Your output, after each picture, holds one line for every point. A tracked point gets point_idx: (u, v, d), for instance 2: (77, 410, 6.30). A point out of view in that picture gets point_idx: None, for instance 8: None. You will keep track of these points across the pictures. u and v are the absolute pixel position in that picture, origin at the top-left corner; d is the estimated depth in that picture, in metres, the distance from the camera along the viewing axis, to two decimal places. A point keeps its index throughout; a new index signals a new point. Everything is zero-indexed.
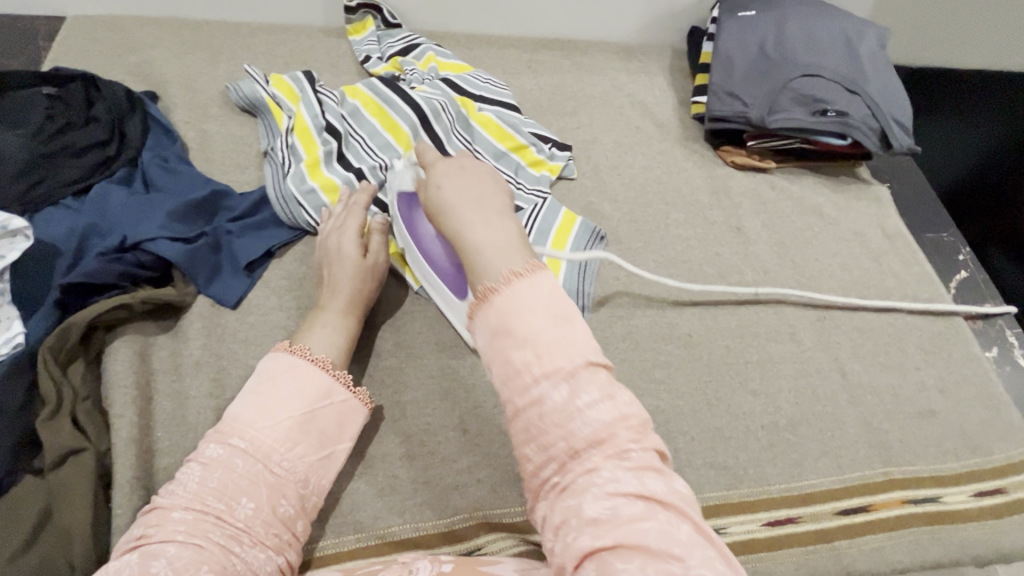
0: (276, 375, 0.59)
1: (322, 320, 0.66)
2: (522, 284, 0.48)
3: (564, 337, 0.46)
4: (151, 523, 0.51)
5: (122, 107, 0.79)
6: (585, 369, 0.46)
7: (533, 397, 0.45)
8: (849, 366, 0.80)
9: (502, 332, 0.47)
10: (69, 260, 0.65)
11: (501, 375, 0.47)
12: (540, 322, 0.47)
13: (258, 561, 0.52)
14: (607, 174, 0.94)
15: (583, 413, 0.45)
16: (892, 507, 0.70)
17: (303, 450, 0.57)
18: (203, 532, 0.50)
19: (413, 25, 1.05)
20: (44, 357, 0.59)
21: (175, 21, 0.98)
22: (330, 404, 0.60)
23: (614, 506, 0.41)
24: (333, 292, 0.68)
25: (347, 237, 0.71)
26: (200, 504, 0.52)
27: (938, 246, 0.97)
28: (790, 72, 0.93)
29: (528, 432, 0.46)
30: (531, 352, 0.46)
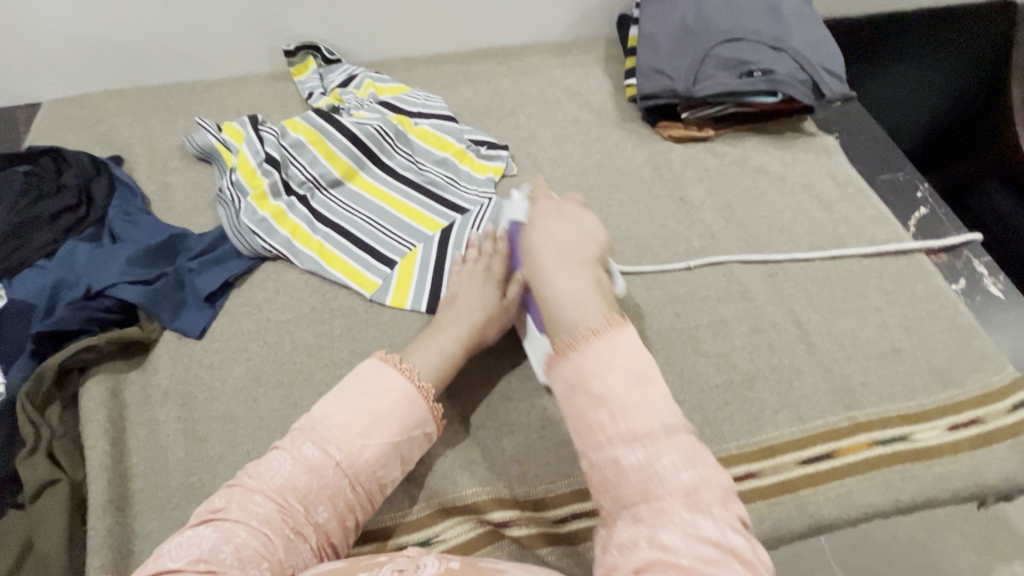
0: (394, 395, 0.59)
1: (433, 343, 0.67)
2: (600, 344, 0.49)
3: (643, 398, 0.47)
4: (232, 499, 0.53)
5: (88, 172, 0.87)
6: (664, 434, 0.46)
7: (608, 455, 0.47)
8: (805, 316, 0.79)
9: (576, 384, 0.49)
10: (42, 312, 0.71)
11: (578, 429, 0.49)
12: (620, 383, 0.47)
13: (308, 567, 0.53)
14: (547, 166, 0.97)
15: (661, 472, 0.45)
16: (858, 450, 0.68)
17: (386, 472, 0.58)
18: (277, 527, 0.51)
19: (354, 58, 1.11)
20: (21, 403, 0.64)
21: (136, 90, 1.07)
22: (420, 435, 0.60)
23: (696, 561, 0.41)
24: (458, 322, 0.70)
25: (491, 283, 0.73)
26: (284, 499, 0.53)
27: (894, 187, 0.96)
28: (713, 40, 0.94)
29: (604, 489, 0.47)
30: (607, 412, 0.47)
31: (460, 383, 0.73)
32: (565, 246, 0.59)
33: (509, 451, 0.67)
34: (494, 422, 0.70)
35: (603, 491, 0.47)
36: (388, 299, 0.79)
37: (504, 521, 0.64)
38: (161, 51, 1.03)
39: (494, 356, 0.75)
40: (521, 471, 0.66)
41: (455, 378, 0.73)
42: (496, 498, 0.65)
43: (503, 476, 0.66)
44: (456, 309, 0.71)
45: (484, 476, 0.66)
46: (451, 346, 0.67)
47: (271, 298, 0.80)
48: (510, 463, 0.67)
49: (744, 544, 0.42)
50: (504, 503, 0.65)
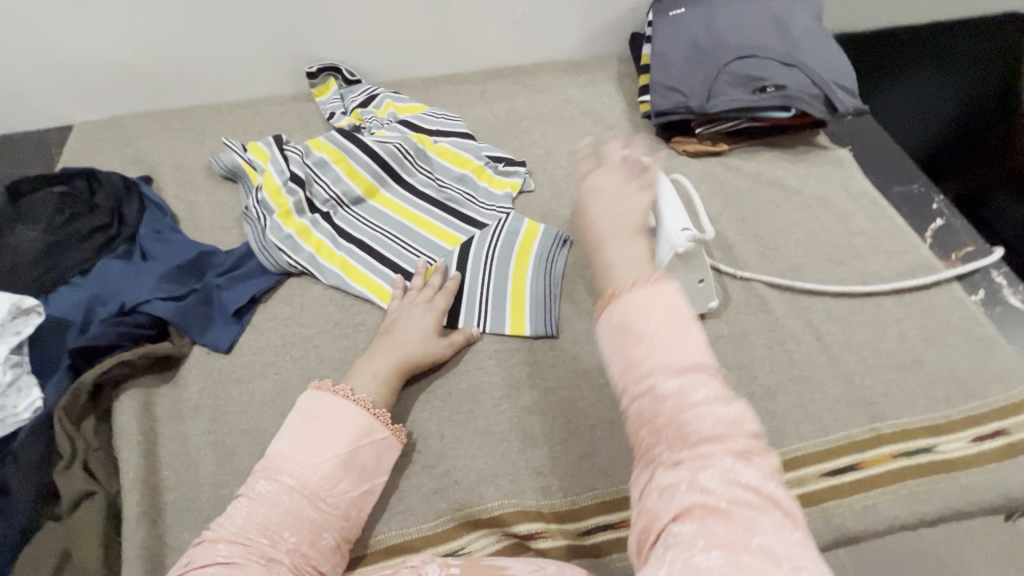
0: (332, 414, 0.62)
1: (368, 368, 0.70)
2: (643, 292, 0.45)
3: (681, 334, 0.44)
4: (196, 552, 0.53)
5: (120, 192, 0.90)
6: (701, 371, 0.42)
7: (643, 384, 0.43)
8: (824, 328, 0.79)
9: (625, 325, 0.45)
10: (77, 327, 0.73)
11: (612, 362, 0.45)
12: (657, 320, 0.44)
13: None
14: (563, 181, 0.99)
15: (694, 403, 0.41)
16: (883, 463, 0.68)
17: (346, 486, 0.60)
18: (246, 557, 0.52)
19: (373, 78, 1.14)
20: (59, 416, 0.66)
21: (164, 112, 1.10)
22: (371, 441, 0.63)
23: (738, 510, 0.37)
24: (394, 348, 0.72)
25: (431, 313, 0.76)
26: (247, 537, 0.54)
27: (909, 199, 0.96)
28: (725, 57, 0.96)
29: (637, 416, 0.43)
30: (643, 343, 0.43)
31: (483, 396, 0.74)
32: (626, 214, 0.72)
33: (533, 464, 0.68)
34: (517, 435, 0.70)
35: (635, 419, 0.43)
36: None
37: (530, 534, 0.64)
38: (188, 74, 1.07)
39: (516, 369, 0.76)
40: (545, 484, 0.67)
41: (478, 391, 0.74)
42: (521, 511, 0.65)
43: (527, 488, 0.67)
44: (395, 336, 0.73)
45: (508, 489, 0.66)
46: (389, 372, 0.70)
47: (296, 313, 0.82)
48: (534, 475, 0.67)
49: (781, 491, 0.39)
50: (530, 516, 0.65)
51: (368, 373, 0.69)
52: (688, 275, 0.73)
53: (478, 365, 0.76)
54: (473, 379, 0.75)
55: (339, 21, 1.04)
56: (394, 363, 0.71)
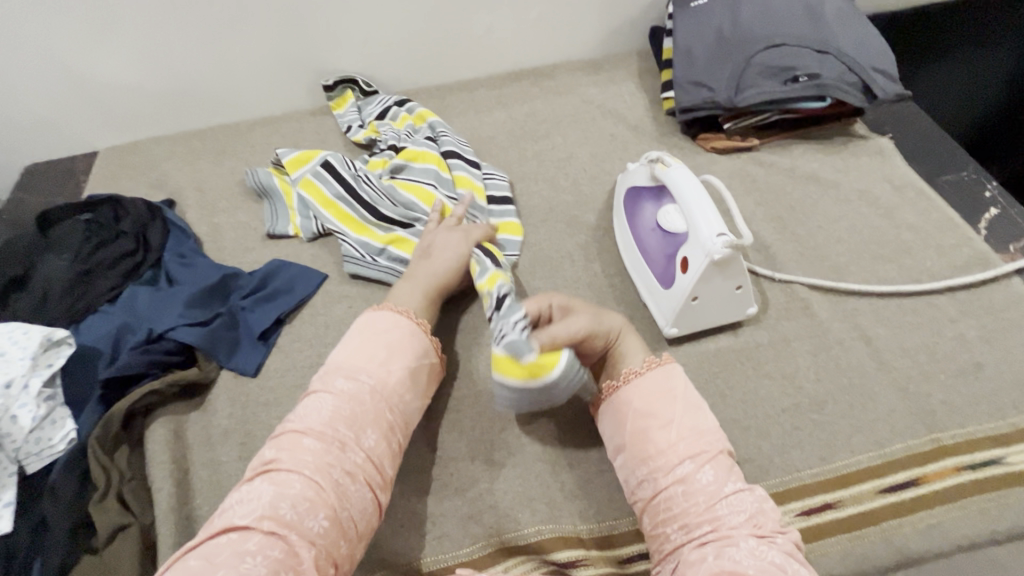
0: (398, 332, 0.66)
1: (405, 291, 0.73)
2: (659, 373, 0.64)
3: (702, 425, 0.60)
4: (282, 449, 0.57)
5: (144, 218, 0.91)
6: (722, 458, 0.59)
7: (678, 475, 0.57)
8: (872, 331, 0.74)
9: (647, 415, 0.61)
10: (107, 357, 0.73)
11: (648, 455, 0.60)
12: (683, 412, 0.61)
13: (359, 498, 0.57)
14: (587, 186, 0.96)
15: (723, 493, 0.56)
16: (946, 477, 0.64)
17: (411, 399, 0.64)
18: (327, 466, 0.56)
19: (389, 88, 1.13)
20: (93, 448, 0.66)
21: (184, 134, 1.11)
22: (430, 362, 0.68)
23: (762, 565, 0.51)
24: (429, 273, 0.75)
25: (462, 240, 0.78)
26: (331, 430, 0.58)
27: (959, 187, 0.90)
28: (753, 48, 0.91)
29: (670, 507, 0.57)
30: (673, 433, 0.60)
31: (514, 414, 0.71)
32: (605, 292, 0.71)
33: (569, 486, 0.66)
34: (551, 455, 0.68)
35: (671, 518, 0.57)
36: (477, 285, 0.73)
37: (570, 561, 0.61)
38: (206, 96, 1.07)
39: None
40: (583, 506, 0.64)
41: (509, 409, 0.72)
42: (560, 536, 0.63)
43: (564, 511, 0.64)
44: (431, 262, 0.76)
45: (544, 513, 0.64)
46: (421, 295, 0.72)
47: (322, 333, 0.81)
48: (571, 498, 0.65)
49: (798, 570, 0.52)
50: (569, 541, 0.62)
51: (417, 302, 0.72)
52: (726, 282, 0.69)
53: None
54: None
55: (353, 34, 1.03)
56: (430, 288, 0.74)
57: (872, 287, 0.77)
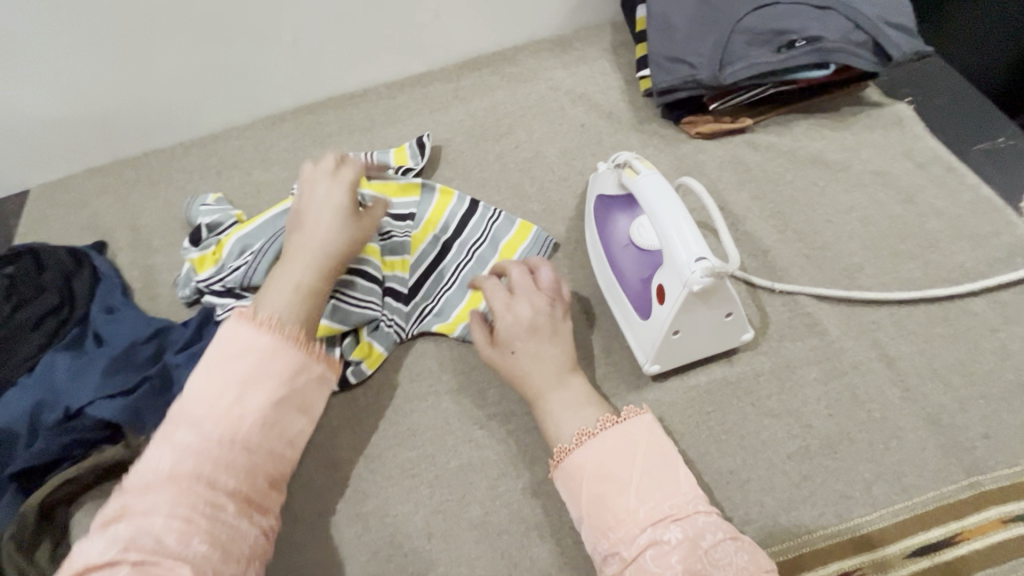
0: (257, 353, 0.51)
1: (285, 273, 0.57)
2: (618, 427, 0.54)
3: (669, 481, 0.51)
4: (172, 457, 0.46)
5: (68, 269, 0.82)
6: (696, 515, 0.49)
7: (644, 542, 0.47)
8: (895, 350, 0.63)
9: (602, 478, 0.52)
10: (25, 439, 0.66)
11: (608, 527, 0.50)
12: (644, 467, 0.51)
13: (246, 484, 0.49)
14: (556, 190, 0.84)
15: (703, 550, 0.46)
16: (988, 532, 0.53)
17: (270, 443, 0.51)
18: (191, 470, 0.46)
19: (333, 92, 1.01)
20: (7, 551, 0.59)
21: (118, 164, 1.01)
22: (319, 203, 0.61)
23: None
24: (311, 248, 0.59)
25: (339, 190, 0.62)
26: (183, 481, 0.45)
27: (995, 158, 0.76)
28: (740, 11, 0.77)
29: None
30: (633, 496, 0.50)
31: (477, 477, 0.62)
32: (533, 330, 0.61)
33: (539, 563, 0.57)
34: (519, 526, 0.59)
35: None
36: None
37: None
38: (130, 119, 0.97)
39: (515, 439, 0.64)
40: None
41: (471, 471, 0.63)
42: None
43: None
44: (306, 233, 0.60)
45: None
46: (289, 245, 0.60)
47: None
48: None
49: None
50: None
51: (303, 284, 0.57)
52: (712, 311, 0.58)
53: (471, 438, 0.65)
54: (465, 457, 0.64)
55: (281, 36, 0.90)
56: (320, 267, 0.58)
57: (893, 295, 0.65)
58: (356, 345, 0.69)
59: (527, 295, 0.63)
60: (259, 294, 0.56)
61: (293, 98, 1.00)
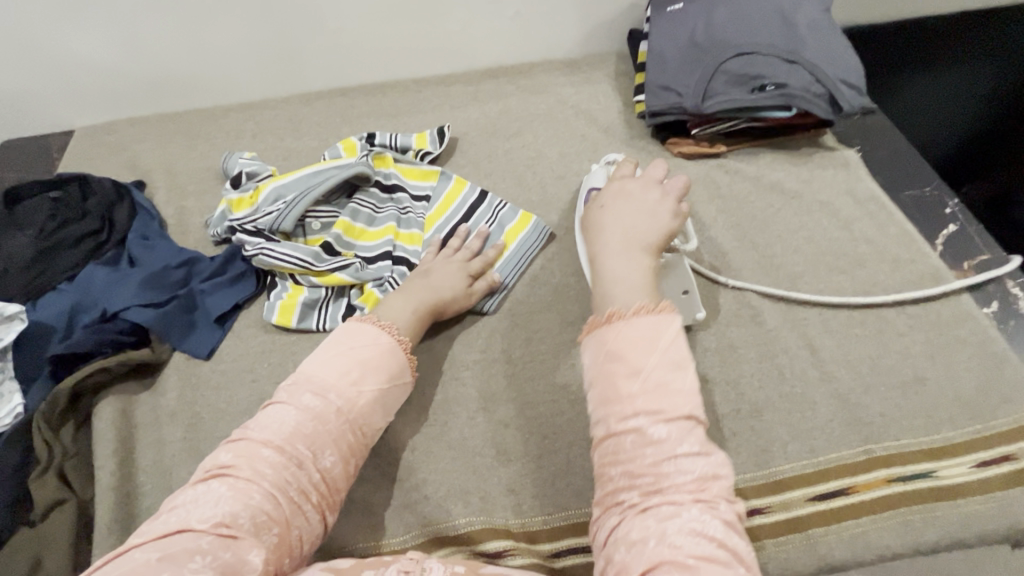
0: (383, 352, 0.64)
1: (406, 298, 0.73)
2: (649, 319, 0.51)
3: (678, 383, 0.49)
4: (311, 394, 0.58)
5: (110, 198, 0.91)
6: (686, 421, 0.48)
7: (632, 425, 0.48)
8: (819, 342, 0.75)
9: (616, 356, 0.50)
10: (60, 335, 0.74)
11: (603, 398, 0.50)
12: (658, 363, 0.49)
13: (357, 436, 0.60)
14: (553, 185, 0.96)
15: (679, 454, 0.47)
16: (875, 488, 0.64)
17: (371, 420, 0.62)
18: (322, 417, 0.57)
19: (366, 79, 1.13)
20: (37, 423, 0.66)
21: (161, 116, 1.11)
22: (446, 275, 0.77)
23: (693, 540, 0.44)
24: (432, 288, 0.74)
25: (463, 271, 0.78)
26: (310, 422, 0.57)
27: (920, 203, 0.90)
28: (724, 55, 0.91)
29: (618, 460, 0.48)
30: (638, 384, 0.49)
31: (459, 408, 0.72)
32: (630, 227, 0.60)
33: (505, 481, 0.66)
34: (490, 450, 0.69)
35: (619, 471, 0.48)
36: (275, 319, 0.79)
37: (499, 552, 0.63)
38: (179, 77, 1.07)
39: (495, 381, 0.74)
40: (516, 502, 0.65)
41: (454, 403, 0.72)
42: (492, 528, 0.64)
43: (498, 505, 0.65)
44: (429, 280, 0.75)
45: (479, 507, 0.65)
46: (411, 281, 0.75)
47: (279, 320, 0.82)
48: (505, 492, 0.66)
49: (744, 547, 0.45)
50: (500, 533, 0.63)
51: (417, 308, 0.72)
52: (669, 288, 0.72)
53: (457, 377, 0.75)
54: (450, 391, 0.73)
55: (327, 24, 1.02)
56: (431, 310, 0.73)
57: (823, 299, 0.78)
58: (361, 293, 0.81)
59: (641, 183, 0.65)
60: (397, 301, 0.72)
61: (329, 81, 1.12)
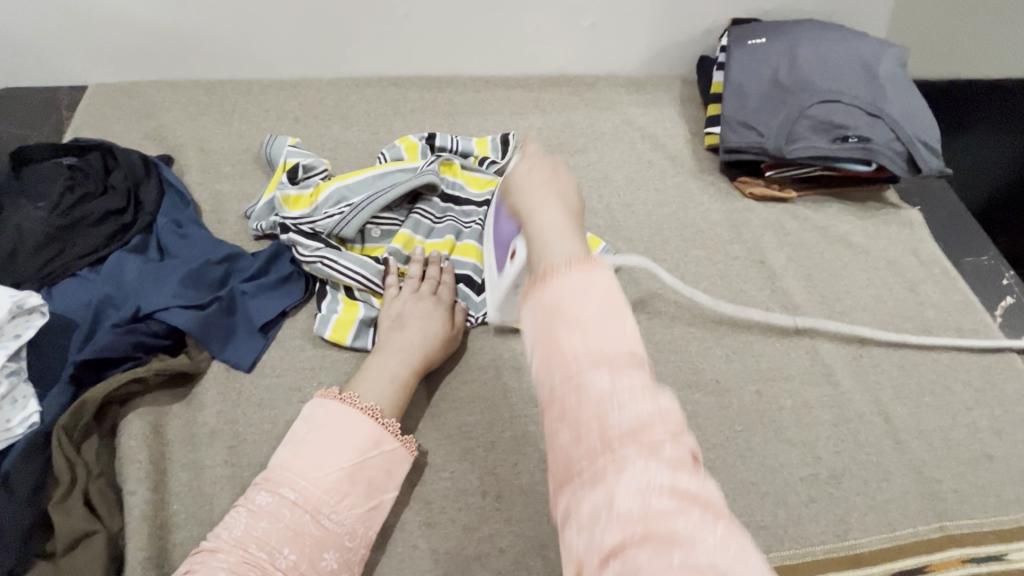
0: (343, 425, 0.60)
1: (379, 365, 0.66)
2: (577, 274, 0.40)
3: (614, 330, 0.38)
4: (271, 486, 0.56)
5: (137, 173, 0.81)
6: (634, 365, 0.37)
7: (573, 372, 0.37)
8: (892, 409, 0.74)
9: (554, 315, 0.39)
10: (84, 332, 0.66)
11: (543, 359, 0.38)
12: (587, 345, 0.37)
13: (331, 523, 0.55)
14: (619, 213, 0.92)
15: (622, 399, 0.35)
16: (951, 567, 0.64)
17: (351, 501, 0.57)
18: (282, 508, 0.55)
19: (420, 71, 1.05)
20: (58, 438, 0.58)
21: (188, 82, 1.00)
22: (421, 325, 0.70)
23: (642, 494, 0.32)
24: (410, 344, 0.68)
25: (436, 306, 0.72)
26: (272, 512, 0.54)
27: (978, 272, 0.91)
28: (808, 100, 0.89)
29: (563, 410, 0.36)
30: (585, 342, 0.37)
31: (530, 450, 0.67)
32: (556, 199, 0.53)
33: None
34: None
35: (560, 421, 0.36)
36: (328, 334, 0.72)
37: None
38: (216, 43, 0.97)
39: None
40: None
41: (524, 443, 0.68)
42: None
43: None
44: (406, 332, 0.69)
45: (556, 563, 0.60)
46: (387, 339, 0.69)
47: None
48: None
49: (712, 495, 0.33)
50: None
51: (395, 371, 0.66)
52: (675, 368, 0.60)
53: (525, 414, 0.70)
54: (520, 430, 0.68)
55: (393, 9, 0.95)
56: (414, 366, 0.67)
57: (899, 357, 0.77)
58: None
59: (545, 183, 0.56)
60: (361, 379, 0.65)
61: (381, 67, 1.04)
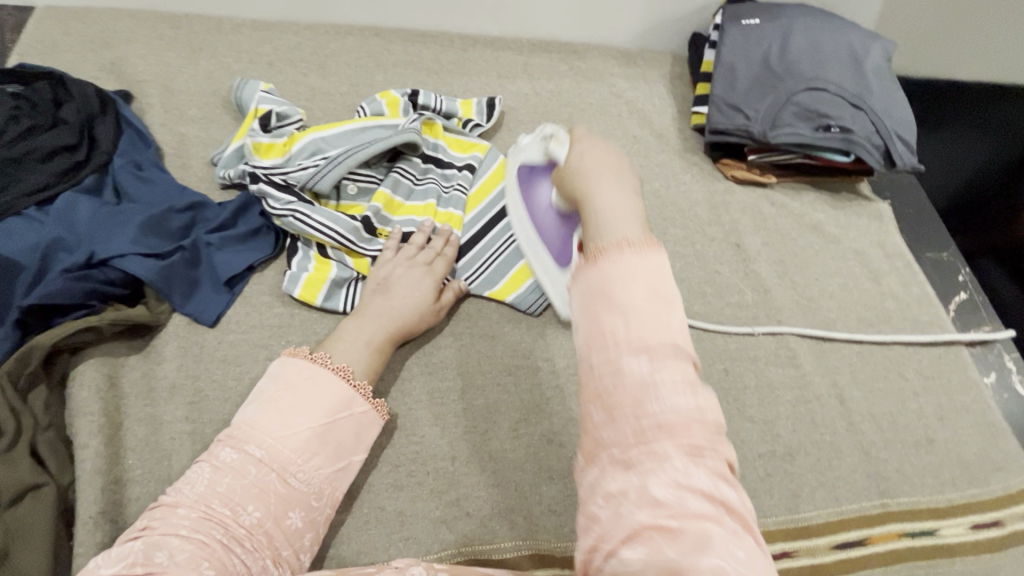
0: (313, 384, 0.58)
1: (353, 328, 0.65)
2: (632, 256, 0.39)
3: (660, 318, 0.37)
4: (237, 442, 0.54)
5: (93, 108, 0.74)
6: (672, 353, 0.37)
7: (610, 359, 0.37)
8: (848, 393, 0.78)
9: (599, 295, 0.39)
10: (32, 275, 0.62)
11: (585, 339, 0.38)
12: (633, 304, 0.38)
13: (297, 481, 0.54)
14: None
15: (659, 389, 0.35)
16: (888, 540, 0.69)
17: (319, 462, 0.56)
18: (247, 464, 0.53)
19: (406, 24, 1.00)
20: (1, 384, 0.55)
21: (150, 13, 0.92)
22: (405, 296, 0.68)
23: (680, 496, 0.33)
24: (388, 311, 0.66)
25: (426, 273, 0.70)
26: (236, 467, 0.52)
27: (937, 267, 0.95)
28: (796, 86, 0.89)
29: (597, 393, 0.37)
30: (621, 319, 0.37)
31: (501, 418, 0.67)
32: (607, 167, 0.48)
33: (547, 500, 0.63)
34: (533, 466, 0.65)
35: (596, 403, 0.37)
36: (297, 293, 0.69)
37: None
38: None
39: (539, 390, 0.69)
40: (559, 525, 0.62)
41: (496, 411, 0.67)
42: (534, 554, 0.60)
43: (540, 526, 0.62)
44: (387, 299, 0.67)
45: (521, 528, 0.61)
46: (366, 303, 0.67)
47: None
48: (547, 513, 0.62)
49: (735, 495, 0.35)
50: (542, 559, 0.60)
51: (365, 331, 0.65)
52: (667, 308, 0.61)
53: (496, 382, 0.69)
54: (491, 398, 0.68)
55: None
56: (386, 330, 0.66)
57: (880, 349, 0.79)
58: None
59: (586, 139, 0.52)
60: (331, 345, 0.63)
61: (363, 15, 0.98)
